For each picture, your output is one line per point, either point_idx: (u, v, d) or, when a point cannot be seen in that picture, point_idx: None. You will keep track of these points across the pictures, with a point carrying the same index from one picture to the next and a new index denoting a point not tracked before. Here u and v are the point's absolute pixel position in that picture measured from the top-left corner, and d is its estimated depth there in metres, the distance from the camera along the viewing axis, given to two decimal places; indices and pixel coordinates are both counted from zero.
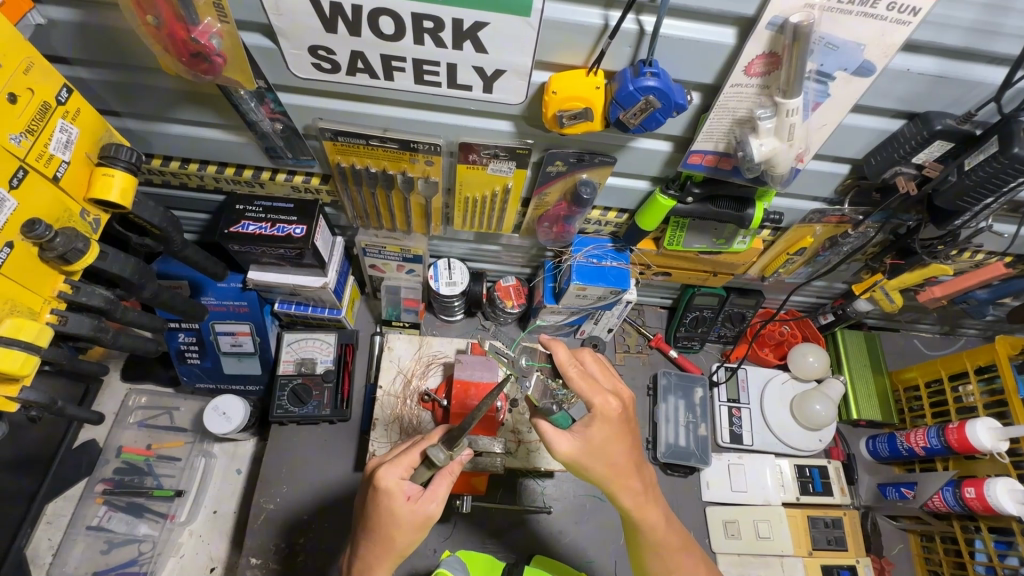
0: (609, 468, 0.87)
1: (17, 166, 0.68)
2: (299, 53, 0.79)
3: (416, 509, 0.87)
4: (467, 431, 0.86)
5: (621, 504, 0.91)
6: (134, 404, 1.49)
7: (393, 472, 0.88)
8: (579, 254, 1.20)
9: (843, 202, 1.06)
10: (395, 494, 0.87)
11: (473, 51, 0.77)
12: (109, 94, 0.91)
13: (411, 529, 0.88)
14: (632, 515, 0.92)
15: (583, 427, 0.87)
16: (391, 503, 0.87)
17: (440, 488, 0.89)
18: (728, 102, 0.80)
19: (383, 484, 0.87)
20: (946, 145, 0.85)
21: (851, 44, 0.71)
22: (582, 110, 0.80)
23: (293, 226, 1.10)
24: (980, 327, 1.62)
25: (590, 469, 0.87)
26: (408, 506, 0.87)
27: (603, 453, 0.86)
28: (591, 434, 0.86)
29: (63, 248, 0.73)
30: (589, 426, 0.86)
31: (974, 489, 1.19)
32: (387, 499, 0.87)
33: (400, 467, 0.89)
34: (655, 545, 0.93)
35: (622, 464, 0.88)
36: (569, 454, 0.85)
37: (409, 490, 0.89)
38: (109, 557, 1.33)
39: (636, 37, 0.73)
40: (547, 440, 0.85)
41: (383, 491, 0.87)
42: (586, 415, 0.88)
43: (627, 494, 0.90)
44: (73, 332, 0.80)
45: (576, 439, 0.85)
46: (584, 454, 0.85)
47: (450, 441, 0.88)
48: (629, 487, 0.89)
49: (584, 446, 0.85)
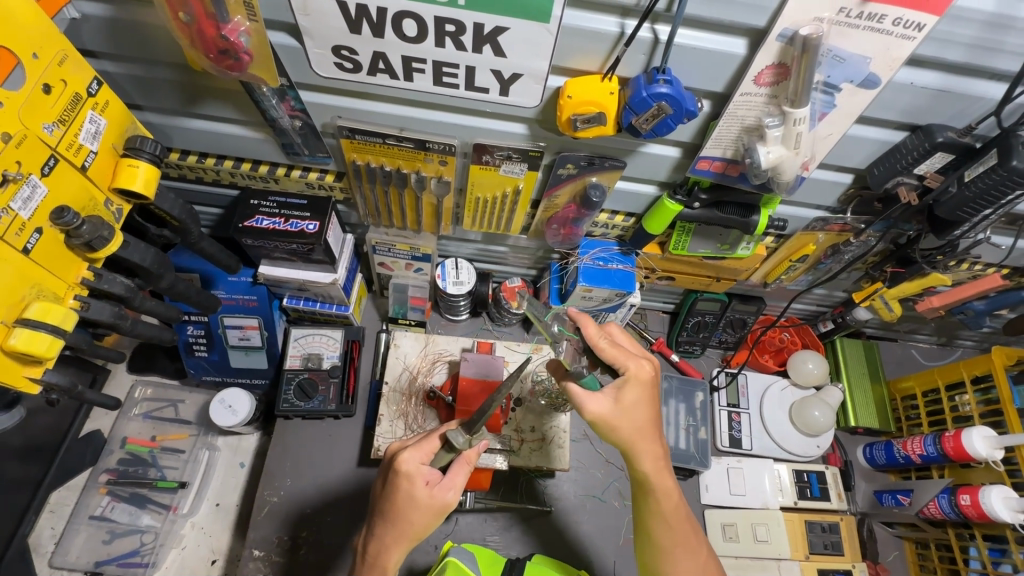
0: (634, 431, 0.88)
1: (49, 155, 0.70)
2: (322, 53, 0.81)
3: (434, 494, 0.89)
4: (485, 418, 0.89)
5: (639, 468, 0.90)
6: (139, 396, 1.50)
7: (414, 457, 0.90)
8: (586, 256, 1.22)
9: (845, 211, 1.08)
10: (415, 478, 0.89)
11: (492, 55, 0.79)
12: (134, 88, 0.93)
13: (428, 514, 0.89)
14: (648, 481, 0.91)
15: (613, 390, 0.88)
16: (410, 487, 0.88)
17: (458, 477, 0.92)
18: (738, 110, 0.83)
19: (404, 468, 0.89)
20: (947, 157, 0.87)
21: (858, 57, 0.73)
22: (596, 114, 0.82)
23: (306, 222, 1.12)
24: (977, 339, 1.65)
25: (618, 430, 0.88)
26: (426, 491, 0.89)
27: (631, 416, 0.88)
28: (623, 395, 0.87)
29: (89, 235, 0.75)
30: (620, 388, 0.88)
31: (969, 497, 1.20)
32: (407, 484, 0.89)
33: (421, 453, 0.91)
34: (667, 518, 0.92)
35: (648, 424, 0.89)
36: (597, 413, 0.87)
37: (427, 476, 0.90)
38: (112, 547, 1.35)
39: (651, 45, 0.76)
40: (578, 402, 0.87)
41: (403, 475, 0.89)
42: (619, 380, 0.89)
43: (647, 458, 0.90)
44: (95, 318, 0.82)
45: (606, 398, 0.87)
46: (614, 414, 0.87)
47: (469, 426, 0.91)
48: (651, 451, 0.90)
49: (615, 407, 0.87)
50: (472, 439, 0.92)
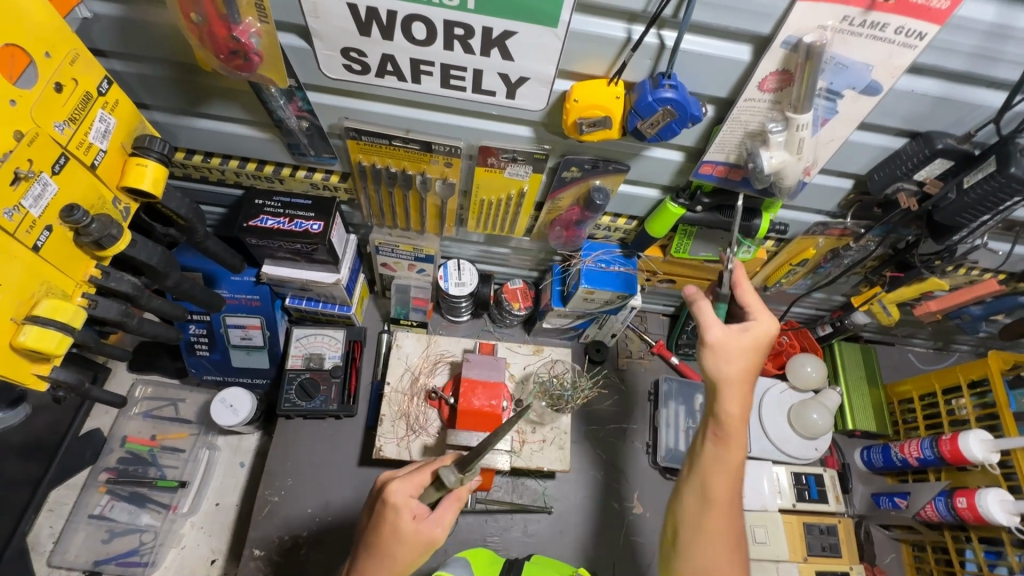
0: (739, 366, 0.91)
1: (59, 153, 0.71)
2: (331, 54, 0.82)
3: (420, 529, 0.89)
4: (480, 459, 0.87)
5: (723, 410, 0.92)
6: (140, 395, 1.50)
7: (403, 489, 0.91)
8: (588, 258, 1.23)
9: (845, 215, 1.10)
10: (402, 510, 0.90)
11: (500, 59, 0.80)
12: (142, 87, 0.94)
13: (413, 550, 0.90)
14: (721, 426, 0.93)
15: (744, 330, 0.93)
16: (397, 520, 0.89)
17: (446, 513, 0.92)
18: (741, 115, 0.84)
19: (392, 500, 0.90)
20: (946, 163, 0.88)
21: (861, 64, 0.74)
22: (601, 118, 0.83)
23: (311, 222, 1.12)
24: (973, 343, 1.67)
25: (719, 365, 0.91)
26: (412, 525, 0.89)
27: (745, 357, 0.92)
28: (748, 335, 0.92)
29: (99, 233, 0.76)
30: (747, 329, 0.93)
31: (966, 499, 1.22)
32: (394, 516, 0.89)
33: (411, 486, 0.92)
34: (729, 469, 0.93)
35: (746, 368, 0.92)
36: (711, 341, 0.91)
37: (415, 510, 0.91)
38: (111, 546, 1.35)
39: (657, 51, 0.77)
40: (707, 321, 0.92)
41: (390, 507, 0.90)
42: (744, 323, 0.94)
43: (735, 403, 0.92)
44: (102, 317, 0.83)
45: (729, 329, 0.92)
46: (723, 346, 0.91)
47: (462, 465, 0.90)
48: (742, 398, 0.92)
49: (725, 337, 0.91)
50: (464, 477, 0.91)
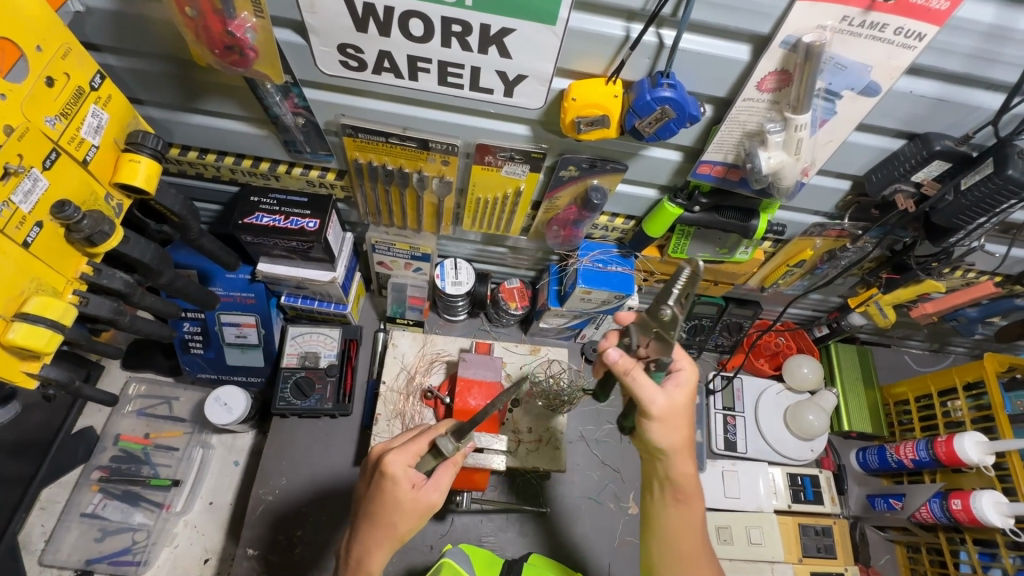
0: (682, 432, 0.87)
1: (50, 148, 0.70)
2: (328, 51, 0.81)
3: (419, 497, 0.89)
4: (477, 426, 0.88)
5: (675, 474, 0.89)
6: (134, 392, 1.49)
7: (399, 459, 0.90)
8: (585, 258, 1.22)
9: (842, 217, 1.10)
10: (400, 480, 0.89)
11: (497, 56, 0.79)
12: (136, 82, 0.93)
13: (413, 517, 0.90)
14: (678, 486, 0.90)
15: (678, 384, 0.86)
16: (395, 489, 0.89)
17: (443, 479, 0.92)
18: (740, 115, 0.84)
19: (389, 470, 0.89)
20: (944, 165, 0.88)
21: (860, 65, 0.74)
22: (599, 116, 0.83)
23: (307, 219, 1.12)
24: (969, 345, 1.67)
25: (668, 431, 0.85)
26: (411, 493, 0.89)
27: (686, 410, 0.87)
28: (683, 383, 0.86)
29: (90, 229, 0.75)
30: (678, 386, 0.86)
31: (961, 501, 1.22)
32: (392, 486, 0.89)
33: (407, 454, 0.91)
34: (690, 523, 0.91)
35: (689, 426, 0.88)
36: (658, 410, 0.83)
37: (413, 478, 0.90)
38: (103, 545, 1.34)
39: (656, 50, 0.76)
40: (648, 397, 0.83)
41: (388, 477, 0.89)
42: (672, 377, 0.87)
43: (686, 463, 0.88)
44: (93, 314, 0.82)
45: (667, 397, 0.84)
46: (670, 411, 0.84)
47: (459, 433, 0.90)
48: (692, 454, 0.89)
49: (670, 404, 0.84)
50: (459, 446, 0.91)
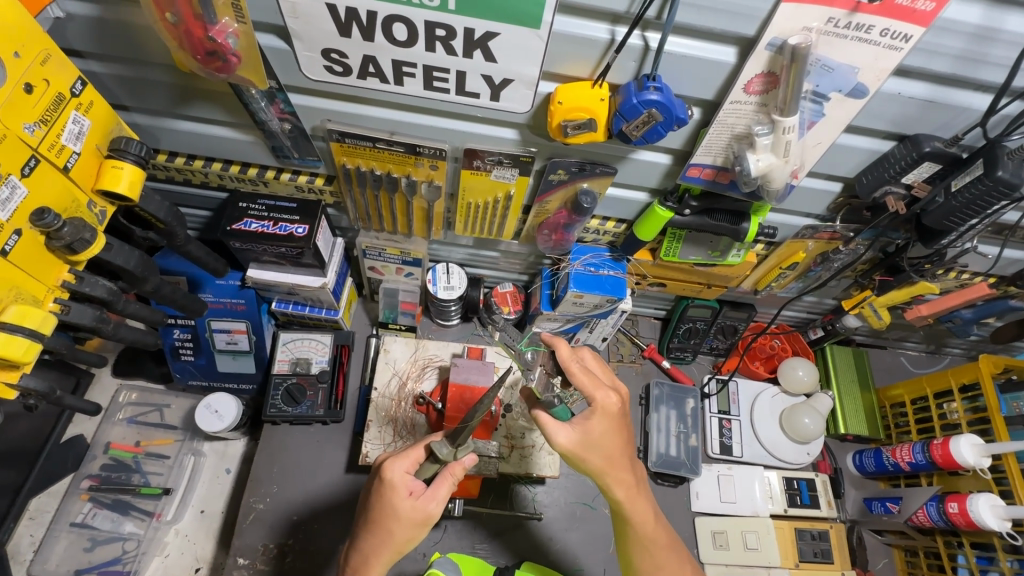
0: (599, 463, 0.89)
1: (29, 155, 0.70)
2: (312, 56, 0.81)
3: (417, 506, 0.87)
4: (471, 427, 0.89)
5: (613, 495, 0.92)
6: (124, 400, 1.48)
7: (399, 465, 0.90)
8: (577, 262, 1.22)
9: (834, 219, 1.09)
10: (398, 488, 0.88)
11: (482, 60, 0.79)
12: (120, 89, 0.93)
13: (410, 526, 0.88)
14: (621, 508, 0.93)
15: (579, 424, 0.88)
16: (393, 497, 0.87)
17: (441, 489, 0.89)
18: (728, 118, 0.83)
19: (389, 476, 0.89)
20: (934, 167, 0.87)
21: (846, 66, 0.74)
22: (586, 120, 0.82)
23: (295, 225, 1.11)
24: (964, 347, 1.67)
25: (587, 461, 0.89)
26: (409, 502, 0.87)
27: (600, 447, 0.88)
28: (591, 426, 0.88)
29: (71, 237, 0.74)
30: (588, 419, 0.88)
31: (957, 504, 1.21)
32: (390, 493, 0.88)
33: (407, 461, 0.90)
34: (642, 538, 0.94)
35: (609, 459, 0.89)
36: (567, 445, 0.87)
37: (411, 486, 0.89)
38: (93, 555, 1.32)
39: (641, 52, 0.76)
40: (548, 432, 0.88)
41: (388, 484, 0.88)
42: (586, 409, 0.90)
43: (620, 486, 0.91)
44: (75, 322, 0.81)
45: (574, 430, 0.88)
46: (582, 446, 0.88)
47: (455, 438, 0.91)
48: (622, 478, 0.91)
49: (576, 440, 0.87)
50: (457, 452, 0.91)
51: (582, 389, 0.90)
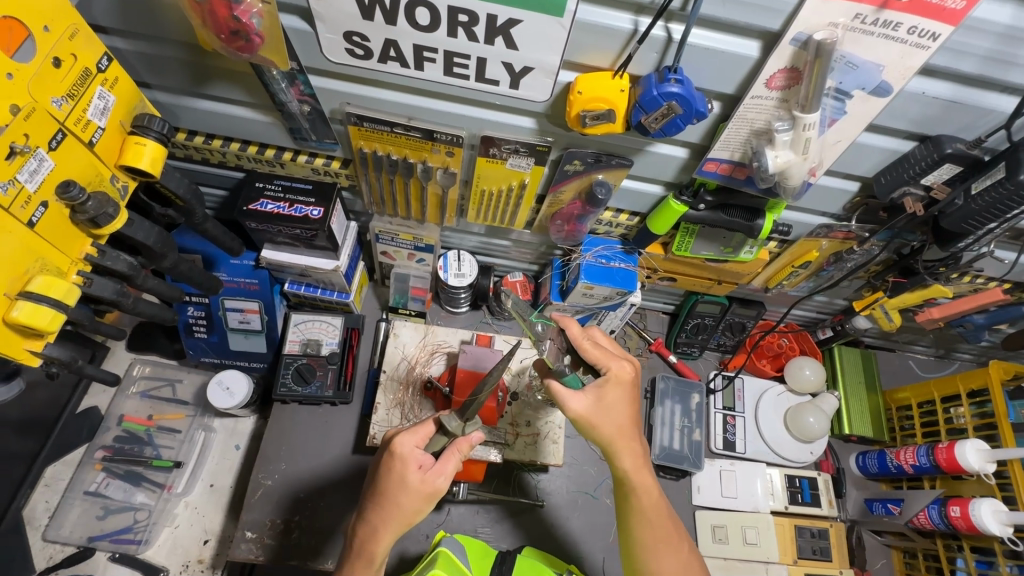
0: (609, 431, 0.91)
1: (57, 129, 0.71)
2: (334, 38, 0.81)
3: (426, 480, 0.89)
4: (481, 402, 0.92)
5: (619, 465, 0.93)
6: (138, 374, 1.51)
7: (408, 440, 0.91)
8: (588, 254, 1.23)
9: (850, 218, 1.09)
10: (409, 461, 0.89)
11: (504, 47, 0.79)
12: (143, 66, 0.93)
13: (418, 499, 0.89)
14: (626, 479, 0.93)
15: (593, 392, 0.92)
16: (403, 469, 0.89)
17: (448, 465, 0.91)
18: (748, 113, 0.83)
19: (398, 450, 0.90)
20: (955, 169, 0.87)
21: (871, 64, 0.73)
22: (605, 110, 0.82)
23: (311, 207, 1.12)
24: (974, 353, 1.66)
25: (599, 428, 0.91)
26: (418, 475, 0.89)
27: (612, 415, 0.91)
28: (604, 393, 0.91)
29: (95, 211, 0.76)
30: (602, 387, 0.92)
31: (960, 508, 1.21)
32: (400, 466, 0.89)
33: (416, 436, 0.92)
34: (645, 512, 0.93)
35: (620, 426, 0.91)
36: (580, 411, 0.90)
37: (420, 460, 0.91)
38: (105, 523, 1.36)
39: (664, 44, 0.75)
40: (560, 400, 0.91)
41: (397, 457, 0.90)
42: (600, 378, 0.94)
43: (627, 455, 0.92)
44: (97, 295, 0.83)
45: (587, 397, 0.91)
46: (595, 411, 0.91)
47: (463, 412, 0.94)
48: (630, 448, 0.93)
49: (590, 405, 0.91)
50: (465, 426, 0.94)
51: (595, 362, 0.94)
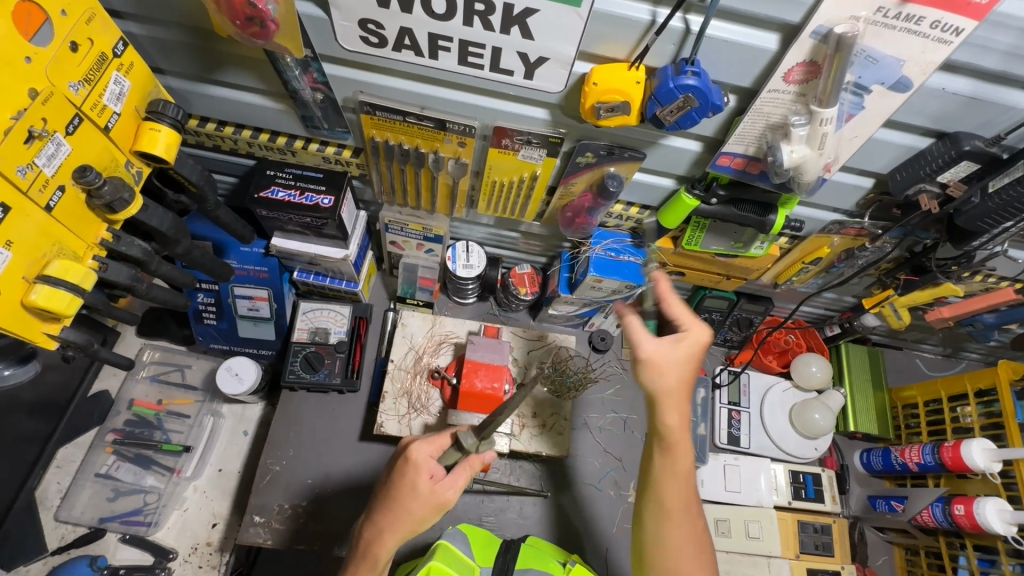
0: (671, 382, 0.92)
1: (73, 114, 0.71)
2: (349, 26, 0.81)
3: (436, 490, 0.91)
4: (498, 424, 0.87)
5: (664, 420, 0.93)
6: (148, 359, 1.52)
7: (424, 448, 0.93)
8: (598, 246, 1.22)
9: (863, 215, 1.08)
10: (422, 469, 0.92)
11: (519, 37, 0.78)
12: (157, 51, 0.93)
13: (427, 508, 0.91)
14: (666, 435, 0.94)
15: (675, 343, 0.94)
16: (416, 476, 0.91)
17: (460, 477, 0.92)
18: (764, 107, 0.82)
19: (413, 457, 0.92)
20: (972, 166, 0.86)
21: (892, 58, 0.72)
22: (620, 102, 0.82)
23: (322, 195, 1.12)
24: (982, 352, 1.65)
25: (660, 378, 0.93)
26: (429, 484, 0.91)
27: (677, 370, 0.93)
28: (678, 348, 0.94)
29: (110, 196, 0.76)
30: (679, 342, 0.94)
31: (964, 507, 1.21)
32: (414, 473, 0.91)
33: (431, 446, 0.94)
34: (678, 475, 0.94)
35: (682, 384, 0.93)
36: (647, 354, 0.93)
37: (433, 469, 0.93)
38: (116, 505, 1.38)
39: (682, 35, 0.75)
40: (634, 336, 0.94)
41: (412, 464, 0.92)
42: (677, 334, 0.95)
43: (675, 414, 0.93)
44: (112, 280, 0.84)
45: (661, 345, 0.94)
46: (663, 361, 0.93)
47: (479, 429, 0.90)
48: (681, 409, 0.93)
49: (660, 351, 0.93)
50: (480, 444, 0.91)
51: (676, 320, 0.97)
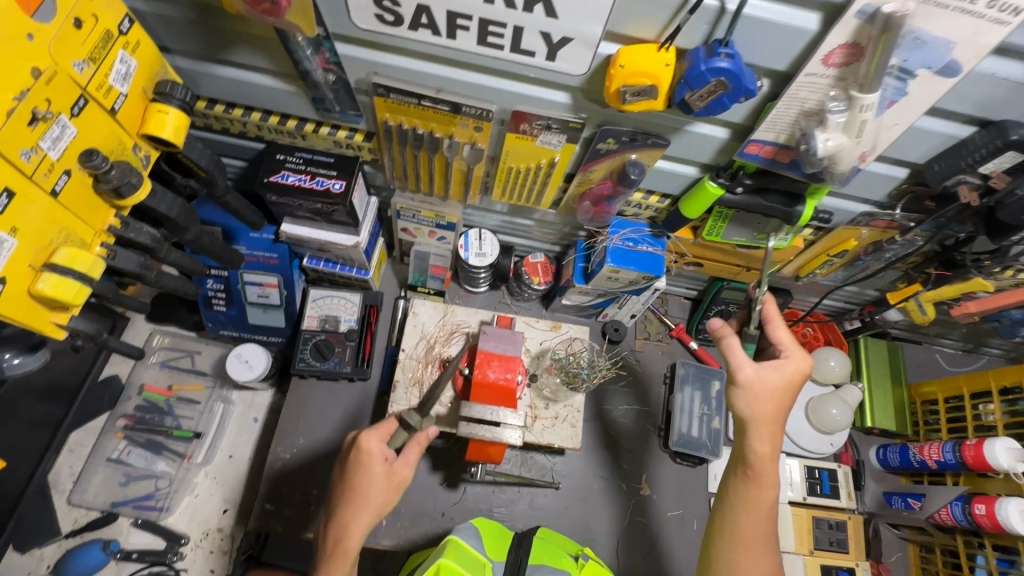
0: (766, 408, 0.96)
1: (78, 95, 0.68)
2: (363, 3, 0.77)
3: (391, 470, 0.95)
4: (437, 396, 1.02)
5: (755, 448, 0.97)
6: (157, 344, 1.51)
7: (372, 437, 0.96)
8: (616, 236, 1.18)
9: (894, 207, 1.04)
10: (375, 455, 0.95)
11: (543, 16, 0.74)
12: (163, 29, 0.90)
13: (386, 489, 0.94)
14: (752, 461, 0.97)
15: (776, 367, 0.98)
16: (370, 463, 0.94)
17: (412, 454, 0.97)
18: (800, 91, 0.78)
19: (364, 446, 0.95)
20: (1018, 157, 0.81)
21: (943, 40, 0.67)
22: (647, 86, 0.78)
23: (333, 181, 1.09)
24: (1006, 348, 1.61)
25: (754, 404, 0.97)
26: (383, 467, 0.94)
27: (773, 399, 0.97)
28: (775, 373, 0.97)
29: (118, 181, 0.74)
30: (780, 367, 0.98)
31: (985, 506, 1.19)
32: (368, 461, 0.94)
33: (380, 431, 0.97)
34: (758, 506, 0.97)
35: (775, 410, 0.97)
36: (746, 377, 0.97)
37: (386, 453, 0.96)
38: (128, 490, 1.38)
39: (716, 15, 0.70)
40: (733, 355, 0.97)
41: (364, 452, 0.95)
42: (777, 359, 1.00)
43: (763, 444, 0.97)
44: (120, 267, 0.82)
45: (758, 369, 0.97)
46: (759, 385, 0.97)
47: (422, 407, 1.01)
48: (773, 438, 0.97)
49: (758, 375, 0.97)
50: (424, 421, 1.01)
51: (779, 344, 1.02)
